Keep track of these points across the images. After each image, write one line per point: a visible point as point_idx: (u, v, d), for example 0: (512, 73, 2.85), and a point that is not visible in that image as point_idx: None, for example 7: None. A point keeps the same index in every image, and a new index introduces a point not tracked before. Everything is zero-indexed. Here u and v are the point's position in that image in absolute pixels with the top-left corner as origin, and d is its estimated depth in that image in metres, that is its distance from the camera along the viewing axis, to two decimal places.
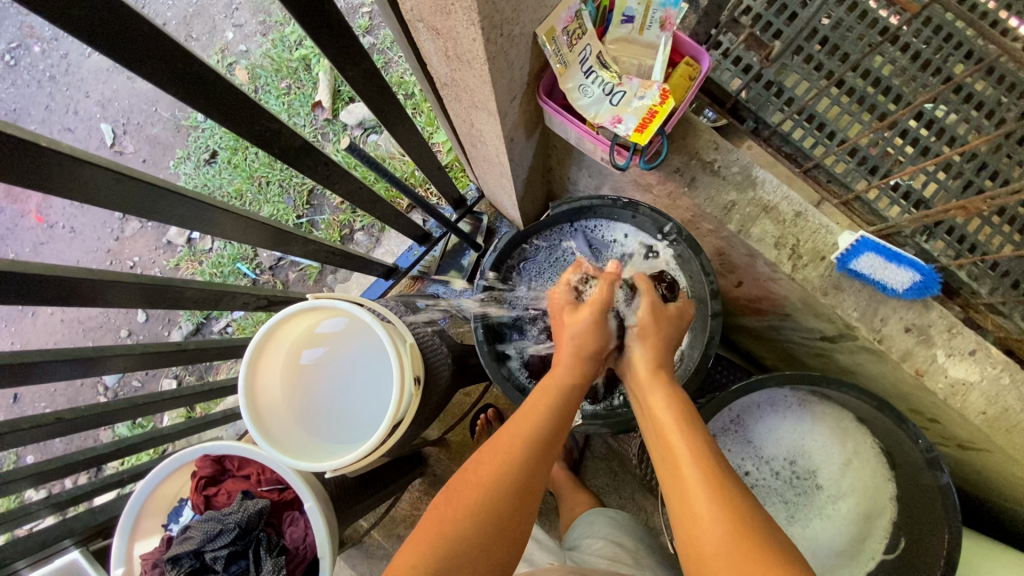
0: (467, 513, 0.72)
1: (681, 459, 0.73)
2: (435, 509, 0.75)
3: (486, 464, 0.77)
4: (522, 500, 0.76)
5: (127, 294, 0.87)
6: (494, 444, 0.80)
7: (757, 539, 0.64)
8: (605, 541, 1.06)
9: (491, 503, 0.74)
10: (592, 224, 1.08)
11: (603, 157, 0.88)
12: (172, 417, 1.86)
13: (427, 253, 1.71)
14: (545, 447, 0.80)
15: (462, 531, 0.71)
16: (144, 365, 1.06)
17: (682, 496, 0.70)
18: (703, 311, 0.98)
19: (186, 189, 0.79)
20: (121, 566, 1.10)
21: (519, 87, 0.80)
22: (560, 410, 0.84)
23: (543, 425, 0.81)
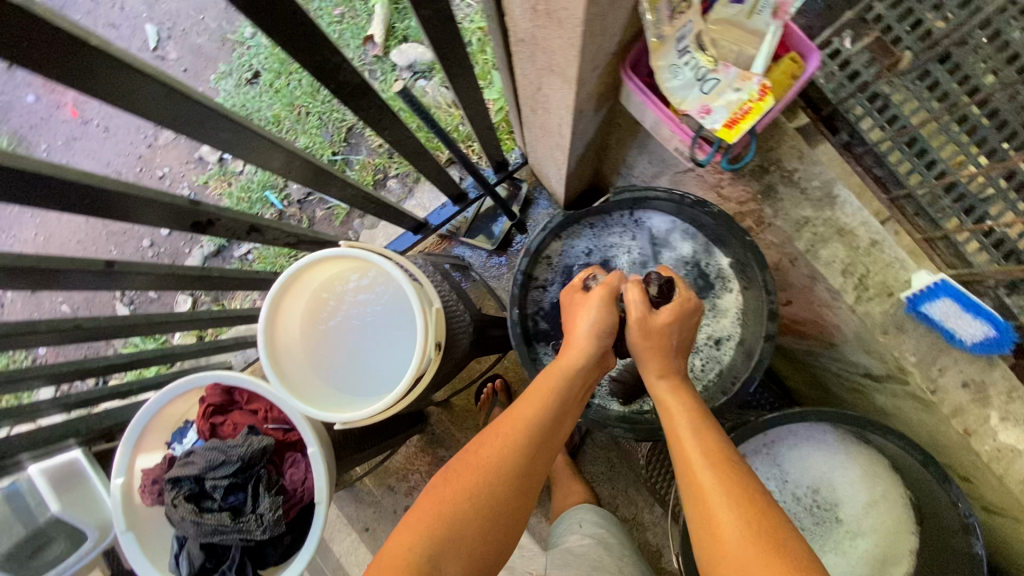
0: (466, 497, 0.73)
1: (693, 455, 0.71)
2: (434, 490, 0.75)
3: (488, 448, 0.77)
4: (521, 488, 0.76)
5: (161, 211, 0.83)
6: (495, 429, 0.79)
7: (770, 536, 0.62)
8: (591, 540, 1.03)
9: (490, 489, 0.74)
10: (652, 217, 1.01)
11: (678, 148, 0.81)
12: (185, 336, 1.87)
13: (459, 214, 1.67)
14: (547, 437, 0.80)
15: (460, 516, 0.72)
16: (165, 286, 1.04)
17: (691, 493, 0.69)
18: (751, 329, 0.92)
19: (234, 113, 0.74)
20: (122, 476, 1.11)
21: (605, 57, 0.73)
22: (563, 399, 0.83)
23: (546, 413, 0.81)
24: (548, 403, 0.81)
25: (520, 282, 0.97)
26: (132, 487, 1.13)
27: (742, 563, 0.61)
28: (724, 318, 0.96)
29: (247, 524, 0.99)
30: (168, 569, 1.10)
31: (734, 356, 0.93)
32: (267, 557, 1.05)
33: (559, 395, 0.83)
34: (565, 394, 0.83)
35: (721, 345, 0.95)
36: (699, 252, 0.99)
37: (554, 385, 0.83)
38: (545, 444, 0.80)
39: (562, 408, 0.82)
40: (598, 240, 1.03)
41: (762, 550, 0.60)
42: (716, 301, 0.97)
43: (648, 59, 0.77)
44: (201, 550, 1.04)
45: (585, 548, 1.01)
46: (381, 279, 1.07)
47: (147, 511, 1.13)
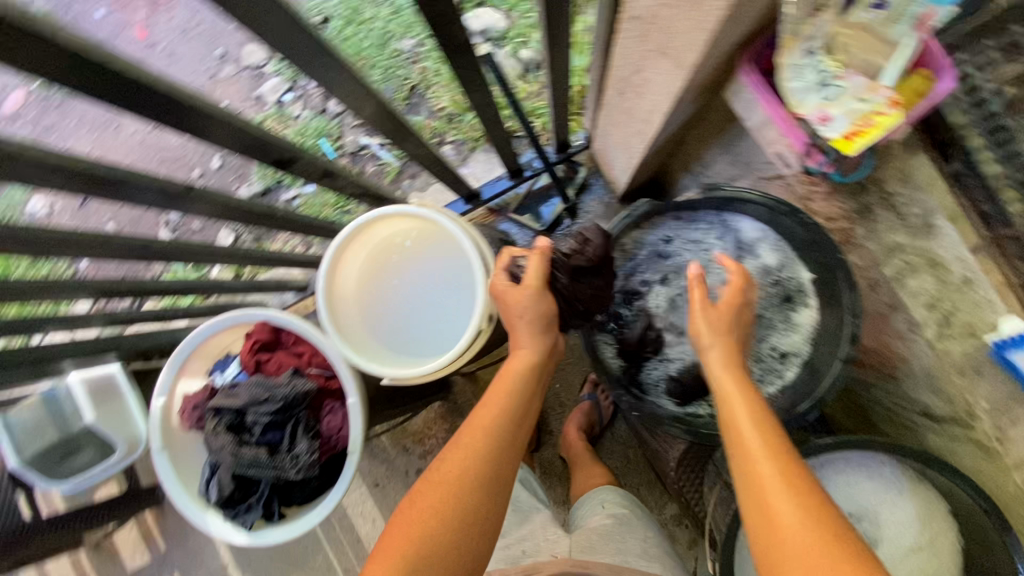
0: (437, 509, 0.73)
1: (750, 440, 0.68)
2: (407, 507, 0.75)
3: (455, 458, 0.77)
4: (489, 491, 0.76)
5: (247, 144, 0.82)
6: (459, 439, 0.80)
7: (832, 528, 0.59)
8: (613, 520, 1.05)
9: (462, 497, 0.74)
10: (736, 219, 0.97)
11: (779, 151, 0.78)
12: (223, 271, 1.87)
13: (512, 189, 1.65)
14: (509, 441, 0.81)
15: (436, 526, 0.72)
16: (225, 217, 1.04)
17: (745, 478, 0.66)
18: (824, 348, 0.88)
19: (342, 54, 0.73)
20: (163, 396, 1.13)
21: (731, 49, 0.70)
22: (522, 399, 0.85)
23: (507, 418, 0.82)
24: (507, 409, 0.83)
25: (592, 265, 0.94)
26: (171, 409, 1.15)
27: (801, 552, 0.58)
28: (794, 334, 0.93)
29: (283, 463, 1.02)
30: (198, 493, 1.12)
31: (798, 375, 0.90)
32: (293, 497, 1.08)
33: (516, 396, 0.84)
34: (524, 395, 0.85)
35: (785, 361, 0.92)
36: (781, 264, 0.94)
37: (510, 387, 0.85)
38: (510, 447, 0.81)
39: (519, 408, 0.84)
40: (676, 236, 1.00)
41: (823, 540, 0.58)
42: (789, 316, 0.93)
43: (771, 51, 0.71)
44: (232, 480, 1.06)
45: (614, 531, 1.01)
46: (444, 244, 1.05)
47: (183, 434, 1.15)
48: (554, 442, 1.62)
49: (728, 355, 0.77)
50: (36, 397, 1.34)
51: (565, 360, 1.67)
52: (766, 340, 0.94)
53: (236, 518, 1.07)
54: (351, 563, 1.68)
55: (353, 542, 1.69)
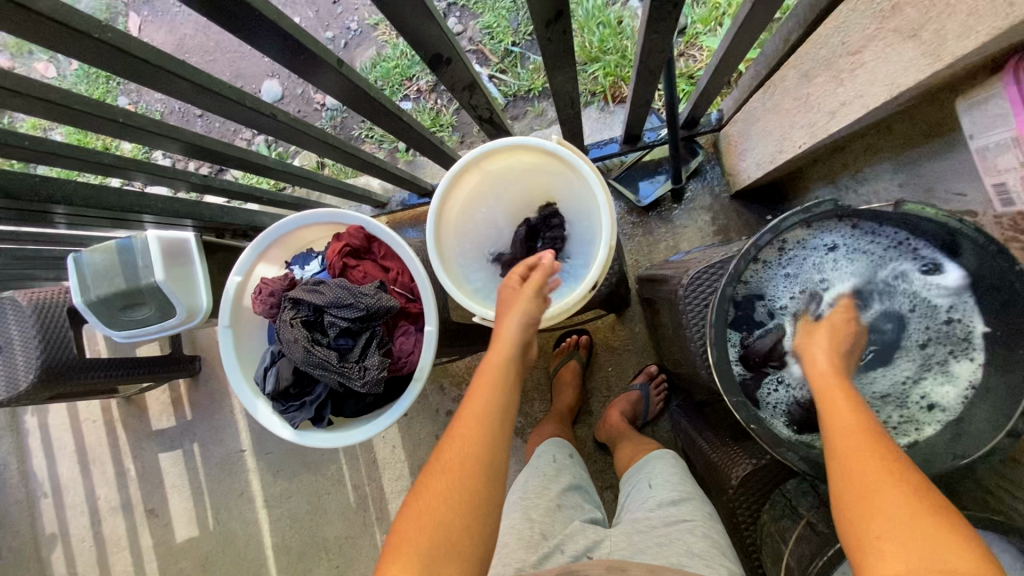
0: (441, 503, 0.66)
1: (843, 411, 0.66)
2: (413, 505, 0.67)
3: (453, 447, 0.70)
4: (487, 485, 0.68)
5: (419, 29, 0.75)
6: (452, 430, 0.72)
7: (924, 493, 0.57)
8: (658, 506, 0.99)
9: (462, 491, 0.66)
10: (923, 246, 0.79)
11: (1006, 182, 0.68)
12: (303, 162, 1.81)
13: (620, 155, 1.55)
14: (501, 430, 0.73)
15: (444, 522, 0.64)
16: (345, 99, 0.97)
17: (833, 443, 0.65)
18: (983, 420, 0.73)
19: None
20: (240, 275, 1.10)
21: (1007, 45, 0.59)
22: (507, 388, 0.77)
23: (495, 406, 0.74)
24: (493, 397, 0.75)
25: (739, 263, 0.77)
26: (244, 288, 1.12)
27: (893, 513, 0.56)
28: (949, 385, 0.78)
29: (350, 371, 0.98)
30: (253, 378, 1.10)
31: (940, 434, 0.77)
32: (346, 407, 1.06)
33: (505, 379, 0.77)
34: (508, 385, 0.77)
35: (924, 413, 0.79)
36: (952, 306, 0.78)
37: (498, 372, 0.78)
38: (505, 439, 0.73)
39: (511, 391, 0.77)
40: (840, 247, 0.82)
41: (916, 507, 0.56)
42: (946, 362, 0.79)
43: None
44: (291, 373, 1.04)
45: (674, 514, 0.95)
46: (566, 194, 1.01)
47: (250, 316, 1.13)
48: (592, 424, 1.58)
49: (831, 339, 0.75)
50: (114, 242, 1.33)
51: (624, 345, 1.61)
52: (912, 382, 0.80)
53: (285, 414, 1.05)
54: (362, 482, 1.70)
55: (369, 463, 1.70)
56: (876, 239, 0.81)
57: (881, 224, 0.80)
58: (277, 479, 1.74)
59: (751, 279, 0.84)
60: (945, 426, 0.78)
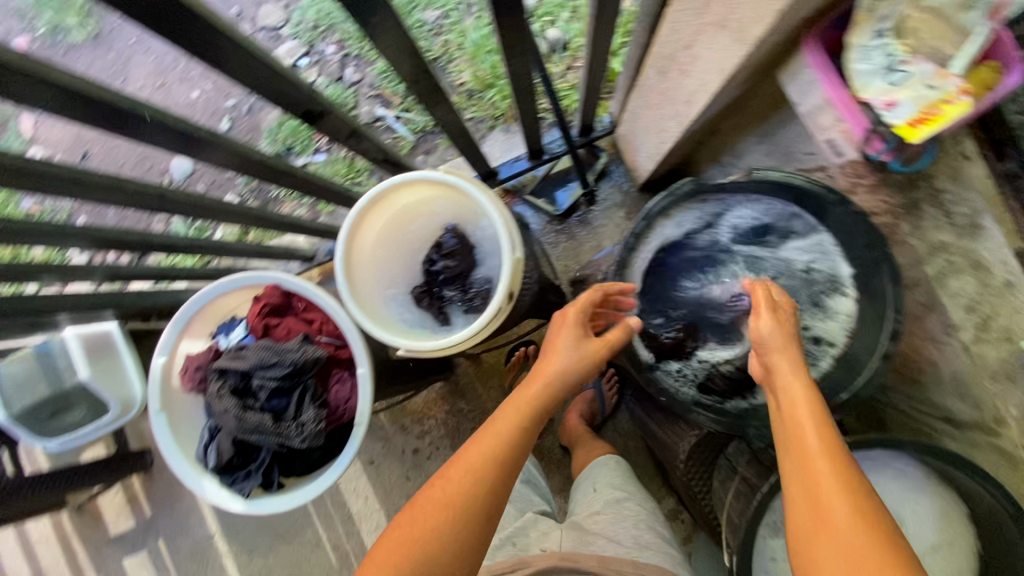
0: (431, 538, 0.67)
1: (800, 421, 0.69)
2: (399, 530, 0.69)
3: (454, 483, 0.71)
4: (484, 526, 0.70)
5: (280, 92, 0.78)
6: (458, 463, 0.73)
7: (883, 527, 0.59)
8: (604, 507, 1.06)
9: (458, 530, 0.68)
10: (789, 209, 0.91)
11: (832, 139, 0.76)
12: (226, 233, 1.80)
13: (530, 171, 1.61)
14: (509, 473, 0.74)
15: (432, 559, 0.66)
16: (238, 167, 0.98)
17: (793, 450, 0.67)
18: (865, 348, 0.83)
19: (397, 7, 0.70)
20: (165, 356, 1.08)
21: (793, 23, 0.67)
22: (527, 435, 0.77)
23: (508, 450, 0.74)
24: (507, 440, 0.75)
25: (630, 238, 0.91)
26: (171, 370, 1.10)
27: (850, 550, 0.58)
28: (831, 321, 0.88)
29: (288, 430, 0.98)
30: (195, 457, 1.08)
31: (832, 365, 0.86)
32: (294, 466, 1.04)
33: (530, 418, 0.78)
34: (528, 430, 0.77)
35: (820, 350, 0.88)
36: (819, 254, 0.90)
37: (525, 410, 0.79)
38: (510, 478, 0.74)
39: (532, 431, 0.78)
40: (719, 220, 0.95)
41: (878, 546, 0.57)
42: (824, 302, 0.89)
43: (841, 31, 0.69)
44: (232, 445, 1.02)
45: (621, 510, 1.04)
46: (468, 214, 1.04)
47: (182, 396, 1.10)
48: (556, 430, 1.59)
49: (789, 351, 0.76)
50: (29, 349, 1.29)
51: None
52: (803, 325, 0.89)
53: (233, 486, 1.03)
54: (340, 541, 1.65)
55: (345, 519, 1.66)
56: (746, 208, 0.94)
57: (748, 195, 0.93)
58: (252, 558, 1.67)
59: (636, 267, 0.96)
60: (836, 361, 0.86)
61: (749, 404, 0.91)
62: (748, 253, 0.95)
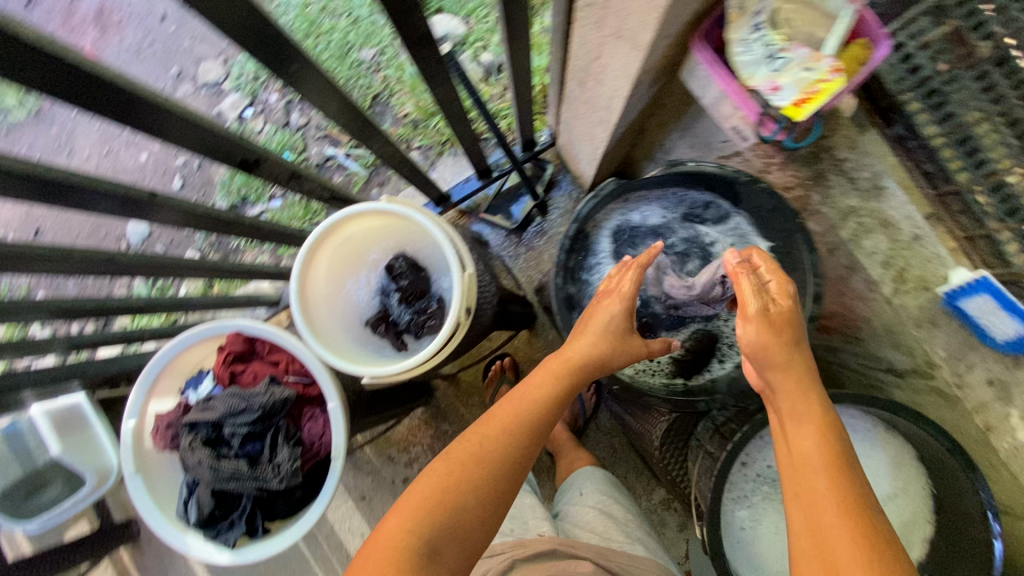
0: (466, 487, 0.68)
1: (803, 444, 0.66)
2: (431, 475, 0.69)
3: (490, 438, 0.72)
4: (513, 481, 0.72)
5: (212, 145, 0.80)
6: (493, 421, 0.75)
7: None
8: (596, 511, 1.12)
9: (488, 481, 0.69)
10: (705, 197, 0.99)
11: (736, 126, 0.81)
12: (190, 289, 1.81)
13: (481, 190, 1.67)
14: (539, 437, 0.75)
15: (464, 507, 0.67)
16: (188, 223, 0.99)
17: (797, 474, 0.64)
18: None
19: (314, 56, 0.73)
20: (134, 419, 1.07)
21: (680, 27, 0.73)
22: (557, 407, 0.78)
23: (542, 415, 0.76)
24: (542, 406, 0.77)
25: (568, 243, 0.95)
26: (143, 431, 1.09)
27: None
28: None
29: (264, 473, 0.99)
30: (177, 515, 1.07)
31: None
32: (277, 509, 1.04)
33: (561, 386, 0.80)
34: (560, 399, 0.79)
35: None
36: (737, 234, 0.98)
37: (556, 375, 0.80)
38: (537, 442, 0.76)
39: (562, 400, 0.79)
40: (645, 214, 1.01)
41: None
42: None
43: (723, 29, 0.75)
44: (212, 497, 1.02)
45: (607, 514, 1.12)
46: (414, 232, 1.07)
47: (157, 456, 1.10)
48: None
49: (791, 362, 0.71)
50: None
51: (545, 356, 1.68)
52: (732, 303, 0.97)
53: (217, 538, 1.03)
54: None
55: (343, 560, 1.64)
56: (667, 199, 1.00)
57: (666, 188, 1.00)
58: None
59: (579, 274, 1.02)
60: None
61: (709, 379, 0.98)
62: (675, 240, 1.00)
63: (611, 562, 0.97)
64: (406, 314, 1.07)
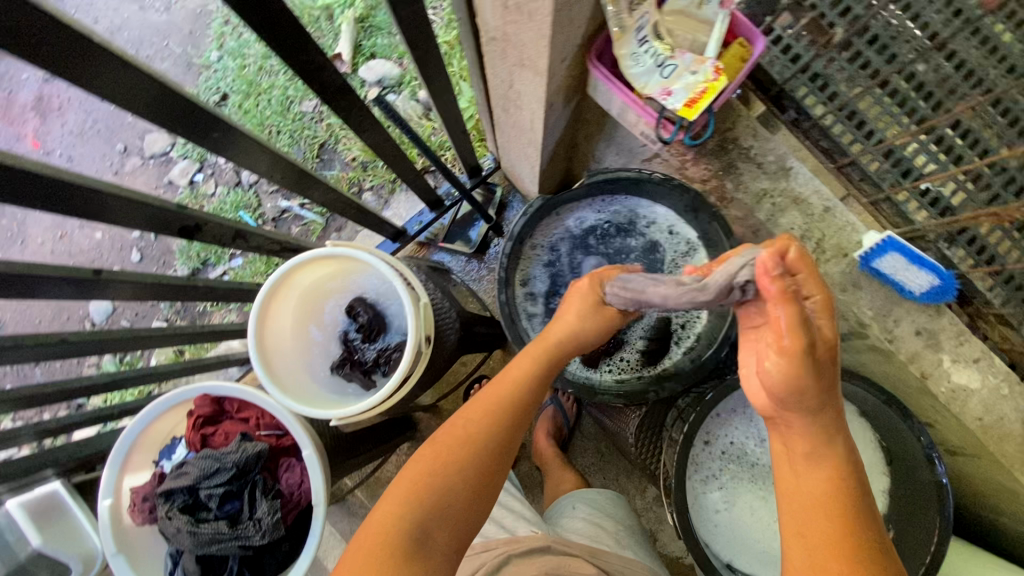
0: (453, 468, 0.70)
1: (815, 488, 0.62)
2: (419, 461, 0.71)
3: (475, 420, 0.74)
4: (502, 457, 0.73)
5: (149, 217, 0.83)
6: (479, 403, 0.76)
7: None
8: (586, 522, 1.12)
9: (472, 461, 0.71)
10: (632, 201, 1.07)
11: (645, 131, 0.87)
12: (160, 358, 1.80)
13: (436, 220, 1.69)
14: (527, 413, 0.77)
15: (452, 486, 0.69)
16: (146, 295, 1.01)
17: (805, 512, 0.62)
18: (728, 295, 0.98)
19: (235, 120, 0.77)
20: (110, 497, 1.06)
21: (572, 49, 0.79)
22: (541, 385, 0.80)
23: (526, 394, 0.77)
24: (525, 385, 0.78)
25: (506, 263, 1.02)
26: (120, 509, 1.08)
27: None
28: None
29: (246, 531, 0.99)
30: None
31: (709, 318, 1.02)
32: (265, 566, 1.03)
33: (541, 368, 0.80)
34: (543, 376, 0.80)
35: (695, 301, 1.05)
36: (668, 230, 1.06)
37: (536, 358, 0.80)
38: (525, 418, 0.78)
39: (542, 380, 0.80)
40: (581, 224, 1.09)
41: None
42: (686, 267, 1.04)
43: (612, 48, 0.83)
44: (197, 564, 1.01)
45: (597, 524, 1.11)
46: (365, 268, 1.10)
47: (138, 532, 1.08)
48: (528, 454, 1.60)
49: (822, 408, 0.61)
50: None
51: None
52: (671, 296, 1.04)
53: None
54: None
55: None
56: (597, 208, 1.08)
57: (596, 197, 1.07)
58: None
59: (524, 287, 1.08)
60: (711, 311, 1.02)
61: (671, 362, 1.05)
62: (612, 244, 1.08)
63: (604, 562, 0.95)
64: (370, 351, 1.10)
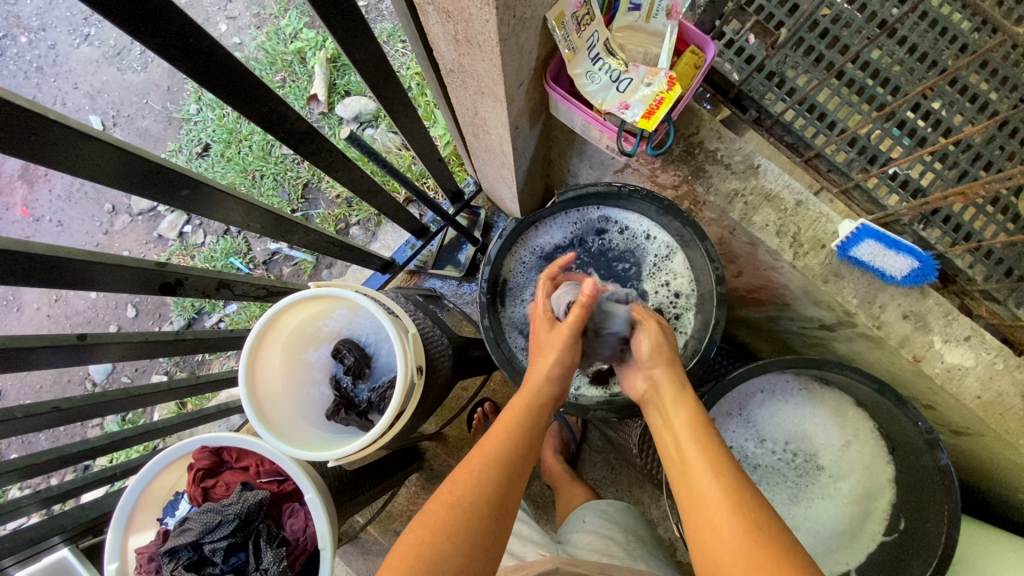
0: (443, 537, 0.68)
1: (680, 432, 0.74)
2: (410, 535, 0.70)
3: (460, 485, 0.72)
4: (497, 516, 0.72)
5: (129, 278, 0.83)
6: (466, 465, 0.75)
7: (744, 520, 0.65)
8: (596, 535, 1.10)
9: (465, 529, 0.69)
10: (603, 213, 1.09)
11: (610, 145, 0.89)
12: (163, 413, 1.81)
13: (424, 248, 1.68)
14: (519, 467, 0.75)
15: (443, 556, 0.67)
16: (137, 355, 1.01)
17: (685, 496, 0.70)
18: (710, 297, 0.99)
19: (205, 175, 0.79)
20: (116, 561, 1.06)
21: (527, 73, 0.80)
22: (533, 434, 0.79)
23: (515, 448, 0.76)
24: (513, 438, 0.77)
25: (486, 291, 1.03)
26: (127, 570, 1.07)
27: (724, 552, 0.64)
28: (678, 280, 1.05)
29: None
30: None
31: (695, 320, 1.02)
32: None
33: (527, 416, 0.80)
34: (531, 428, 0.79)
35: (681, 304, 1.04)
36: (641, 237, 1.08)
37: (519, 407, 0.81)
38: (518, 474, 0.75)
39: (531, 429, 0.79)
40: (556, 241, 1.11)
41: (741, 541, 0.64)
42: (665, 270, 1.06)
43: (567, 70, 0.86)
44: None
45: (607, 536, 1.09)
46: (350, 302, 1.09)
47: None
48: (538, 472, 1.58)
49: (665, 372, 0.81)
50: None
51: None
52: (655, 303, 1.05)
53: None
54: None
55: None
56: (570, 223, 1.10)
57: (567, 212, 1.10)
58: None
59: (507, 307, 1.09)
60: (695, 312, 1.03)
61: None
62: (589, 257, 1.09)
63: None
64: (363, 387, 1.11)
